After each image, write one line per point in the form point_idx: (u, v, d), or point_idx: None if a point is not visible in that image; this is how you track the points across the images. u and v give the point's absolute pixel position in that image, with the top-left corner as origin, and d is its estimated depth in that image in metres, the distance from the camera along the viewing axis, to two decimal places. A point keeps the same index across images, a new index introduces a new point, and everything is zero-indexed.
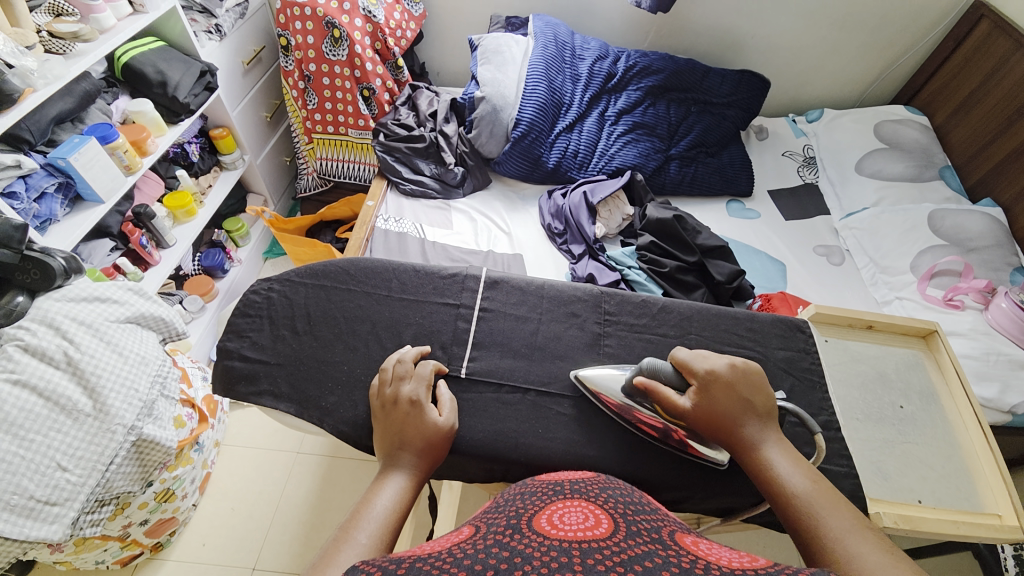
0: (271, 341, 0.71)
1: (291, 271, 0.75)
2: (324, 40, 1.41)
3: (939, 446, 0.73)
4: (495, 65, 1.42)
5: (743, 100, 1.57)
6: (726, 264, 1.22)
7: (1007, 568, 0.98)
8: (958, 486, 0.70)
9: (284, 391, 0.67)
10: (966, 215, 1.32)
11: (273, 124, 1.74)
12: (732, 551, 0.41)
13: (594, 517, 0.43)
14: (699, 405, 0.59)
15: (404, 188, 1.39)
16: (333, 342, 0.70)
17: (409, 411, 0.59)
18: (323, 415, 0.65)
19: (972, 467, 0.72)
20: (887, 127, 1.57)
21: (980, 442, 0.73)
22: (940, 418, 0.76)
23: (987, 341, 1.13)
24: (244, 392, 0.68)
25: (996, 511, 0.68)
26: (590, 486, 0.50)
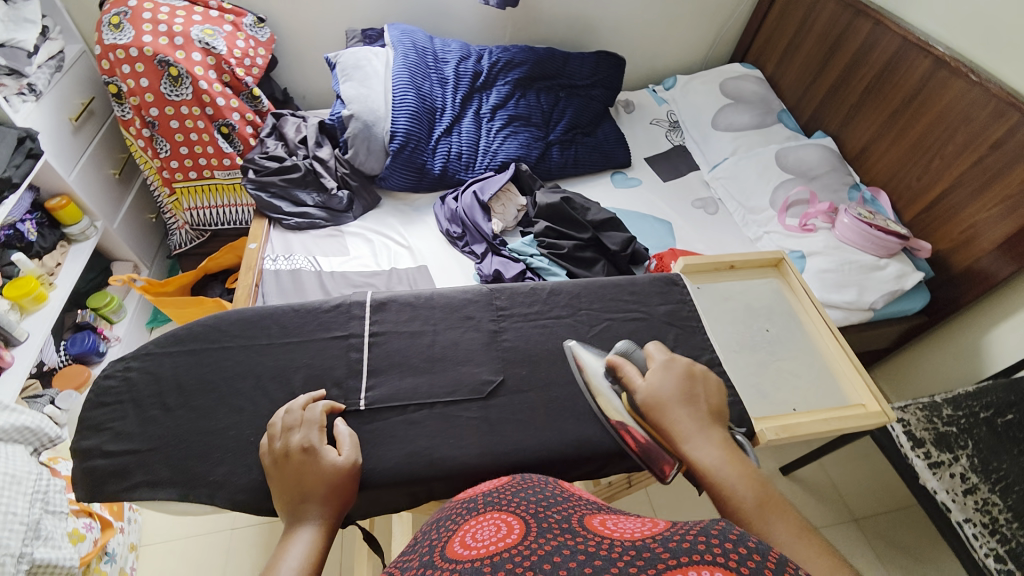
0: (139, 426, 0.63)
1: (149, 343, 0.68)
2: (161, 80, 1.29)
3: (807, 358, 0.84)
4: (358, 80, 1.38)
5: (604, 79, 1.67)
6: (617, 233, 1.30)
7: (901, 444, 1.02)
8: (825, 387, 0.81)
9: (163, 477, 0.60)
10: (804, 149, 1.50)
11: (125, 181, 1.56)
12: (636, 521, 0.43)
13: (505, 525, 0.44)
14: (651, 390, 0.61)
15: (287, 223, 1.31)
16: (213, 408, 0.64)
17: (305, 456, 0.57)
18: (215, 489, 0.59)
19: (833, 366, 0.83)
20: (729, 83, 1.74)
21: (833, 345, 0.84)
22: (800, 332, 0.87)
23: (839, 254, 1.29)
24: (113, 491, 0.60)
25: (860, 401, 0.79)
26: (505, 494, 0.51)
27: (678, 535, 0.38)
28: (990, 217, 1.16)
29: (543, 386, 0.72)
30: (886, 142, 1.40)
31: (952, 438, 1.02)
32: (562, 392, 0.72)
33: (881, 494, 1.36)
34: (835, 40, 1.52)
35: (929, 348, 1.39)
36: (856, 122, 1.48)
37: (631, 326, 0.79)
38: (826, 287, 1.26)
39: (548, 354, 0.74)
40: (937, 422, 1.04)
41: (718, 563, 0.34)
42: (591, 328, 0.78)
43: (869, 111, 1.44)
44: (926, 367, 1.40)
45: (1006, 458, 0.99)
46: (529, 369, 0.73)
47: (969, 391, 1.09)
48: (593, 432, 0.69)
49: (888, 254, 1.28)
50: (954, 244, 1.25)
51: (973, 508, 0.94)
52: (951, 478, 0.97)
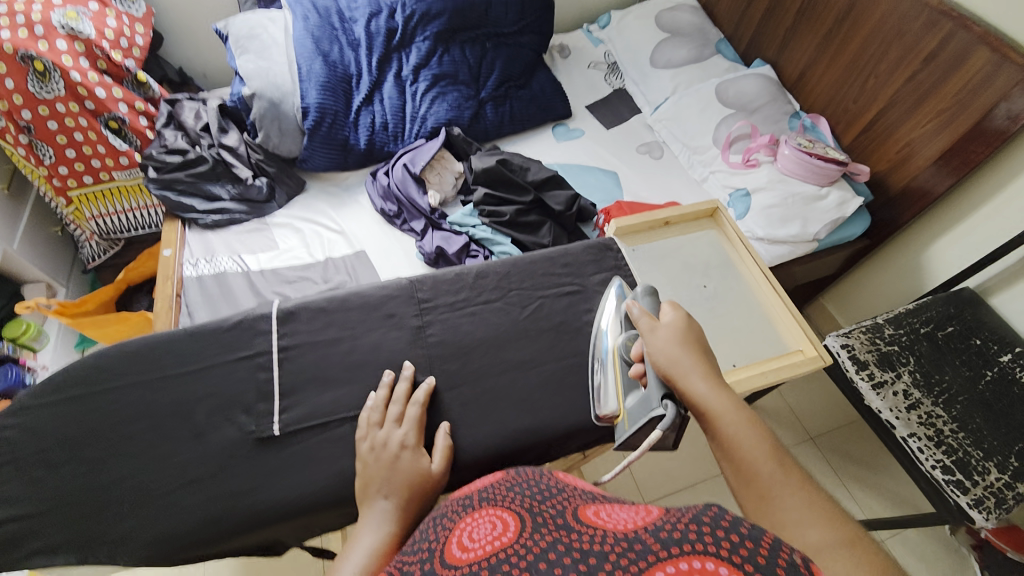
0: (28, 488, 0.57)
1: (24, 394, 0.60)
2: (27, 78, 1.11)
3: (745, 309, 0.83)
4: (255, 52, 1.23)
5: (533, 23, 1.55)
6: (560, 192, 1.25)
7: (847, 368, 1.06)
8: (765, 338, 0.81)
9: (62, 540, 0.55)
10: (743, 79, 1.45)
11: (16, 197, 1.38)
12: (629, 510, 0.42)
13: (501, 522, 0.41)
14: (654, 346, 0.58)
15: (204, 222, 1.19)
16: (107, 458, 0.58)
17: (398, 448, 0.58)
18: (114, 548, 0.55)
19: (771, 315, 0.83)
20: (665, 15, 1.64)
21: (770, 293, 0.83)
22: (738, 282, 0.85)
23: (783, 187, 1.28)
24: (11, 561, 0.55)
25: (798, 347, 0.79)
26: (499, 489, 0.48)
27: (668, 522, 0.37)
28: (926, 132, 1.15)
29: (477, 377, 0.69)
30: (822, 65, 1.36)
31: (894, 356, 1.06)
32: (495, 381, 0.69)
33: (834, 413, 1.43)
34: None
35: (871, 271, 1.43)
36: (793, 46, 1.43)
37: (564, 301, 0.76)
38: (772, 224, 1.25)
39: (479, 343, 0.71)
40: (880, 343, 1.08)
41: (710, 552, 0.33)
42: (523, 309, 0.75)
43: (805, 32, 1.39)
44: (869, 288, 1.45)
45: (946, 371, 1.04)
46: (460, 362, 0.69)
47: (910, 309, 1.13)
48: (529, 420, 0.67)
49: (829, 181, 1.28)
50: (891, 165, 1.24)
51: (917, 422, 0.98)
52: (894, 396, 1.01)
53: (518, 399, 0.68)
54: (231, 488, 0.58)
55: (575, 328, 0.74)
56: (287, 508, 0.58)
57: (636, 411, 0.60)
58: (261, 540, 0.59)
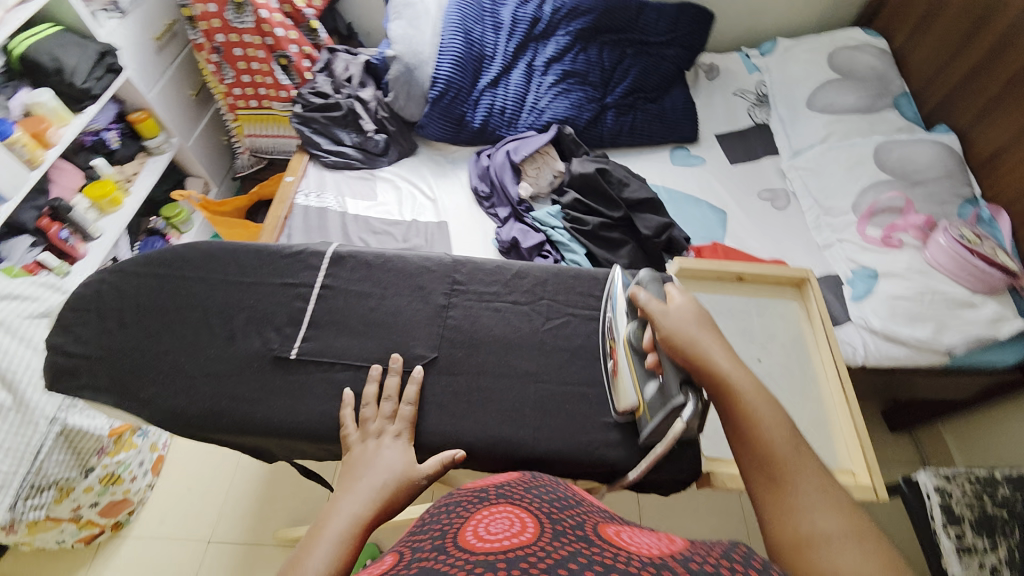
0: (98, 335, 0.68)
1: (123, 261, 0.71)
2: (226, 7, 1.32)
3: (797, 402, 0.71)
4: (408, 20, 1.32)
5: (683, 36, 1.46)
6: (653, 217, 1.18)
7: (933, 517, 0.86)
8: (815, 441, 0.69)
9: (106, 384, 0.65)
10: (915, 145, 1.23)
11: (201, 103, 1.67)
12: (652, 538, 0.40)
13: (521, 520, 0.39)
14: (671, 321, 0.57)
15: (325, 160, 1.34)
16: (161, 332, 0.68)
17: (384, 442, 0.60)
18: (141, 406, 0.64)
19: (830, 421, 0.70)
20: (841, 54, 1.44)
21: (838, 396, 0.70)
22: (800, 367, 0.74)
23: (922, 280, 1.07)
24: (65, 389, 0.66)
25: (850, 468, 0.66)
26: (517, 489, 0.46)
27: (700, 554, 0.34)
28: None
29: (480, 372, 0.68)
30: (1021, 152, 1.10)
31: (998, 522, 0.85)
32: (495, 381, 0.68)
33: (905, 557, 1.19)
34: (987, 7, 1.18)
35: (1022, 413, 1.14)
36: (993, 120, 1.17)
37: (593, 326, 0.72)
38: (894, 319, 1.05)
39: (493, 340, 0.70)
40: (987, 502, 0.86)
41: None
42: (546, 321, 0.72)
43: (1011, 107, 1.13)
44: (1006, 433, 1.17)
45: None
46: (467, 352, 0.69)
47: None
48: (513, 432, 0.65)
49: (990, 291, 1.04)
50: None
51: None
52: (980, 568, 0.81)
53: (510, 408, 0.66)
54: (239, 392, 0.64)
55: (594, 357, 0.70)
56: (275, 427, 0.63)
57: (655, 403, 0.59)
58: (250, 444, 0.66)
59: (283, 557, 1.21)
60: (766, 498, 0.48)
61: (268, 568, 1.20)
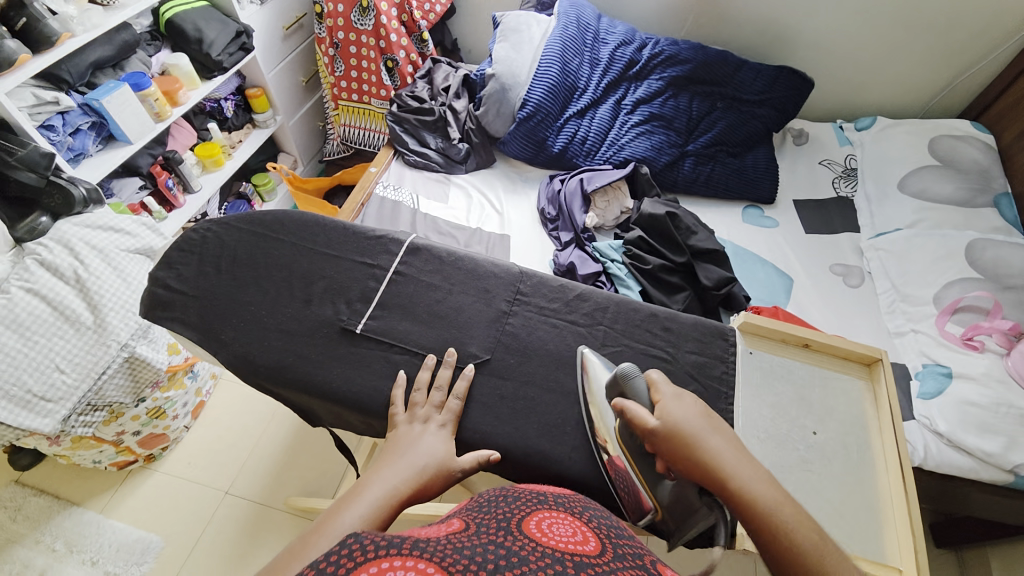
0: (195, 275, 0.74)
1: (230, 215, 0.78)
2: (353, 9, 1.46)
3: (849, 484, 0.68)
4: (512, 43, 1.39)
5: (777, 98, 1.45)
6: (716, 269, 1.16)
7: None
8: (860, 527, 0.65)
9: (193, 320, 0.71)
10: (1012, 248, 1.15)
11: (309, 89, 1.81)
12: None
13: (581, 534, 0.43)
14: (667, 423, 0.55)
15: (408, 159, 1.42)
16: (249, 284, 0.74)
17: (429, 429, 0.62)
18: (220, 346, 0.69)
19: (882, 511, 0.66)
20: (944, 142, 1.39)
21: (896, 488, 0.66)
22: (857, 450, 0.70)
23: (1001, 390, 0.99)
24: (158, 316, 0.72)
25: (897, 565, 0.62)
26: (573, 504, 0.50)
27: None
28: None
29: (527, 383, 0.69)
30: None
31: None
32: (540, 394, 0.69)
33: None
34: None
35: None
36: None
37: (645, 361, 0.71)
38: (964, 426, 0.97)
39: (546, 355, 0.71)
40: None
41: None
42: (601, 346, 0.72)
43: None
44: None
45: None
46: (519, 361, 0.71)
47: None
48: (549, 449, 0.65)
49: None
50: None
51: None
52: None
53: (550, 424, 0.67)
54: (305, 352, 0.69)
55: None
56: (329, 392, 0.67)
57: (677, 506, 0.57)
58: (303, 403, 0.69)
59: (289, 526, 1.24)
60: None
61: (273, 533, 1.23)
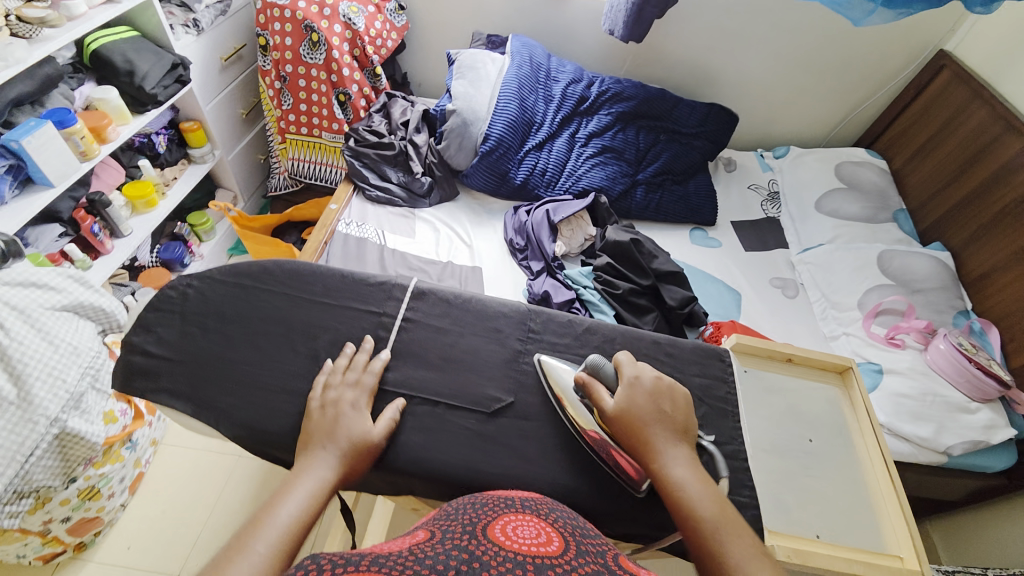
0: (178, 337, 0.70)
1: (214, 268, 0.74)
2: (302, 42, 1.42)
3: (846, 483, 0.75)
4: (469, 80, 1.43)
5: (711, 131, 1.61)
6: (678, 289, 1.24)
7: None
8: (861, 523, 0.72)
9: (182, 389, 0.66)
10: (914, 257, 1.35)
11: (249, 121, 1.72)
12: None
13: (546, 534, 0.45)
14: (620, 407, 0.62)
15: (369, 194, 1.39)
16: (241, 342, 0.70)
17: (344, 410, 0.61)
18: (218, 416, 0.64)
19: (877, 504, 0.74)
20: (847, 167, 1.61)
21: (884, 480, 0.75)
22: (846, 451, 0.78)
23: (925, 381, 1.14)
24: (140, 387, 0.67)
25: (897, 553, 0.70)
26: (540, 506, 0.53)
27: None
28: None
29: (547, 422, 0.70)
30: (1010, 275, 1.22)
31: None
32: (562, 430, 0.69)
33: None
34: (983, 146, 1.35)
35: (1005, 520, 1.17)
36: (982, 243, 1.31)
37: None
38: (899, 415, 1.11)
39: None
40: None
41: None
42: None
43: (998, 236, 1.27)
44: (993, 540, 1.19)
45: None
46: (540, 400, 0.71)
47: None
48: (580, 487, 0.66)
49: (984, 399, 1.12)
50: None
51: None
52: None
53: (574, 461, 0.67)
54: None
55: None
56: None
57: None
58: None
59: None
60: None
61: None
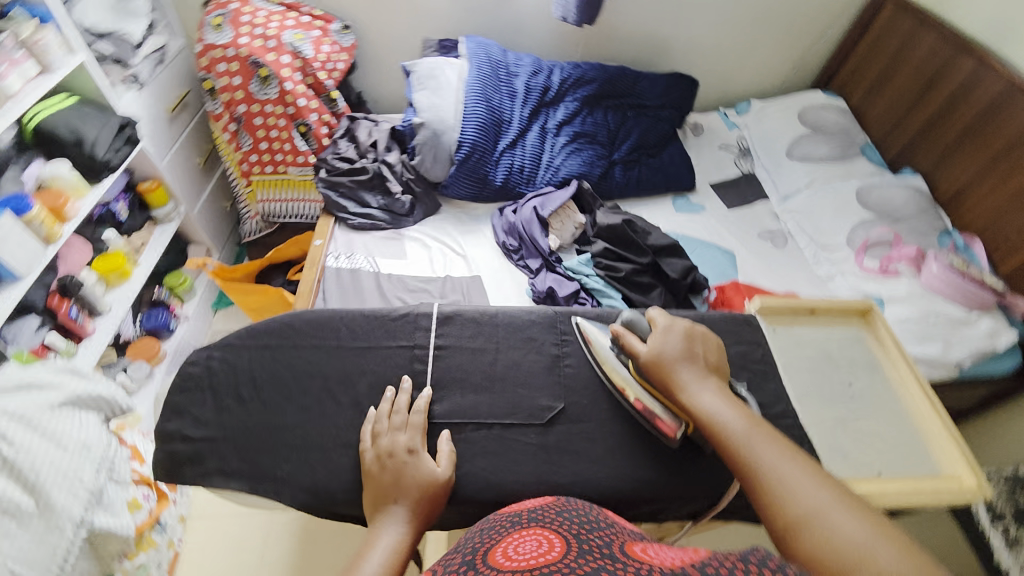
0: (215, 414, 0.69)
1: (232, 335, 0.74)
2: (251, 79, 1.37)
3: (891, 418, 0.78)
4: (431, 90, 1.41)
5: (675, 100, 1.63)
6: (678, 261, 1.25)
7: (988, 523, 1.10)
8: (914, 453, 0.75)
9: (234, 467, 0.66)
10: (888, 188, 1.40)
11: (208, 169, 1.65)
12: (681, 550, 0.41)
13: (547, 541, 0.43)
14: (652, 351, 0.65)
15: (352, 223, 1.36)
16: (283, 405, 0.69)
17: (404, 459, 0.61)
18: (279, 486, 0.65)
19: (924, 432, 0.77)
20: (810, 112, 1.65)
21: (927, 408, 0.78)
22: (884, 387, 0.81)
23: (925, 304, 1.19)
24: (191, 474, 0.66)
25: (953, 474, 0.73)
26: (547, 512, 0.50)
27: (719, 561, 0.35)
28: None
29: (602, 422, 0.71)
30: (984, 186, 1.28)
31: None
32: (615, 427, 0.71)
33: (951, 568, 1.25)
34: (937, 68, 1.40)
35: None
36: (952, 161, 1.36)
37: None
38: (909, 340, 1.15)
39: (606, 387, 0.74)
40: None
41: None
42: None
43: (968, 151, 1.33)
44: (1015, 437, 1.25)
45: None
46: (590, 400, 0.73)
47: None
48: (647, 477, 0.68)
49: (982, 307, 1.18)
50: None
51: None
52: None
53: (636, 453, 0.70)
54: None
55: None
56: None
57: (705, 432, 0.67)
58: None
59: None
60: (763, 494, 0.52)
61: None
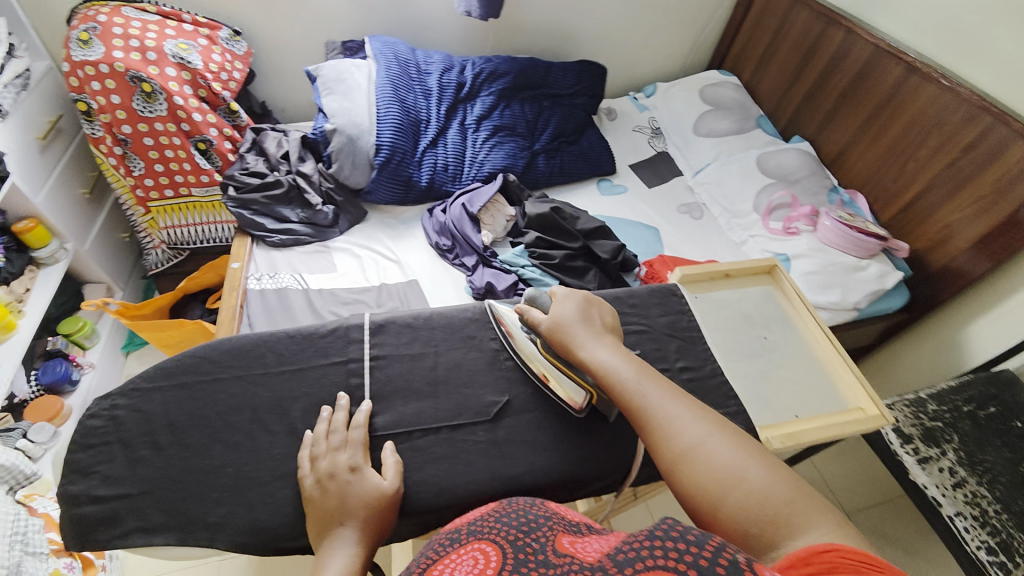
0: (129, 468, 0.63)
1: (138, 378, 0.67)
2: (133, 96, 1.24)
3: (802, 362, 0.86)
4: (341, 94, 1.35)
5: (587, 87, 1.68)
6: (607, 242, 1.30)
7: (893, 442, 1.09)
8: (825, 392, 0.84)
9: (158, 522, 0.60)
10: (783, 153, 1.54)
11: (96, 200, 1.48)
12: (603, 539, 0.45)
13: (482, 556, 0.46)
14: (550, 319, 0.67)
15: (271, 241, 1.28)
16: (208, 445, 0.64)
17: (348, 477, 0.59)
18: (213, 532, 0.60)
19: (830, 371, 0.86)
20: (709, 90, 1.77)
21: (830, 349, 0.87)
22: (795, 336, 0.89)
23: (823, 255, 1.33)
24: (107, 538, 0.60)
25: (858, 405, 0.82)
26: (489, 519, 0.53)
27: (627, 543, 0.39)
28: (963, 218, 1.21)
29: (547, 408, 0.73)
30: (861, 146, 1.44)
31: (938, 433, 1.10)
32: (561, 410, 0.73)
33: (869, 487, 1.41)
34: (812, 42, 1.55)
35: (914, 343, 1.40)
36: (832, 125, 1.52)
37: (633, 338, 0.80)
38: (813, 290, 1.28)
39: None
40: (923, 418, 1.12)
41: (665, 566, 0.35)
42: None
43: (846, 115, 1.48)
44: (907, 363, 1.43)
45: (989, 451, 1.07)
46: (534, 388, 0.74)
47: (952, 386, 1.18)
48: (594, 454, 0.71)
49: (870, 254, 1.32)
50: (930, 244, 1.29)
51: (963, 501, 1.00)
52: (940, 473, 1.04)
53: (582, 432, 0.72)
54: None
55: None
56: None
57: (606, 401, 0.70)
58: None
59: None
60: (652, 433, 0.56)
61: None
